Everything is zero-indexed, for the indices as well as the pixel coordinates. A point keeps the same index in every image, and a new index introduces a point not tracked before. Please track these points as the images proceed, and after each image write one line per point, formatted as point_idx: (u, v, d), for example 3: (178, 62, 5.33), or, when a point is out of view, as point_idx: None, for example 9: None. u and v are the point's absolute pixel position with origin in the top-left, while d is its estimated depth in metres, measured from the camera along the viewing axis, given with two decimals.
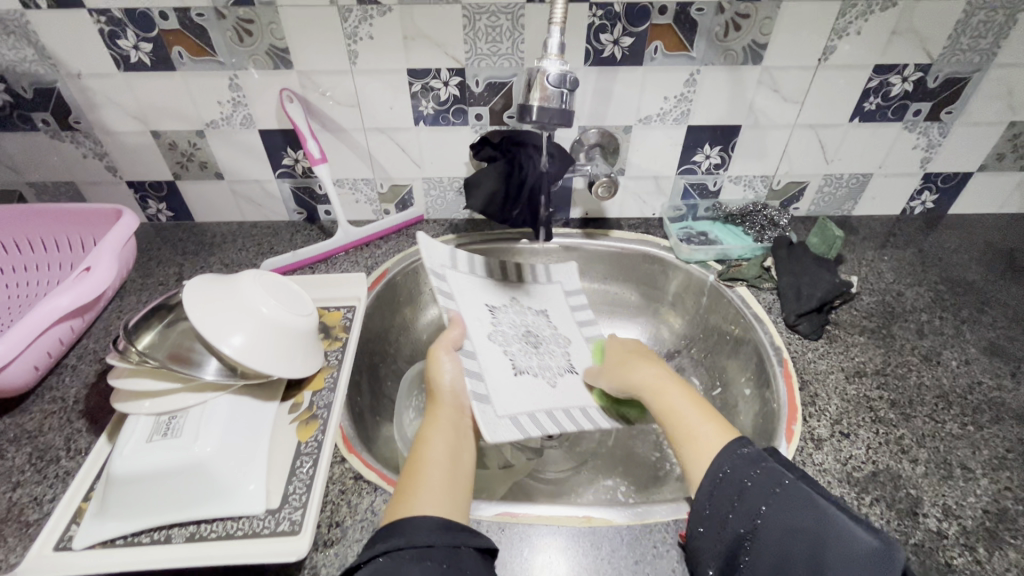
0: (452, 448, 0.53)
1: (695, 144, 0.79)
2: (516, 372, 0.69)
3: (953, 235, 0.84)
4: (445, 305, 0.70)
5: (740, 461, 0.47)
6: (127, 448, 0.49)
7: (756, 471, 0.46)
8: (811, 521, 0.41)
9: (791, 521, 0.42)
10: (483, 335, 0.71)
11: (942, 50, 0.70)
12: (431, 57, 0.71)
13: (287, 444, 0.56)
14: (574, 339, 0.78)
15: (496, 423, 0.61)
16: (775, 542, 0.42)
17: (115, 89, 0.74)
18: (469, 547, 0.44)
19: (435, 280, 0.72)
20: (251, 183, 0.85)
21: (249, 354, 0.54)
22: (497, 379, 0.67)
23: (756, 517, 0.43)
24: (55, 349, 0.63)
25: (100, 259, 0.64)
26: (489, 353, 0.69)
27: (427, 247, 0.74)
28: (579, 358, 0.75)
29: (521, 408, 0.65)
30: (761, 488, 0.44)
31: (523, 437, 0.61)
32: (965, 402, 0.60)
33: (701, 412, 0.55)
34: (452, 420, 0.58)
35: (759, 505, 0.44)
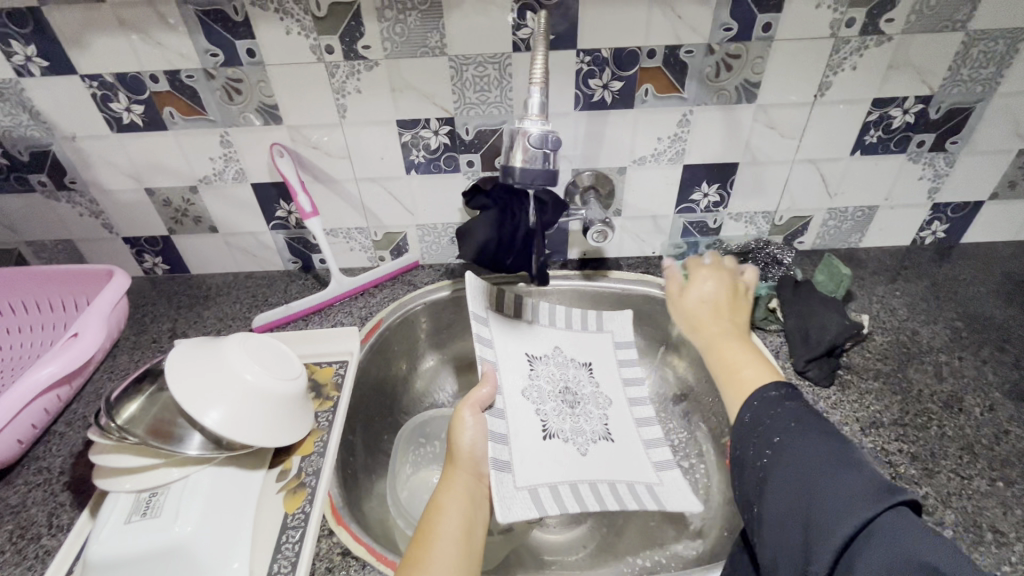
0: (467, 516, 0.52)
1: (692, 183, 0.77)
2: (545, 435, 0.69)
3: (967, 266, 0.81)
4: (483, 358, 0.71)
5: (766, 400, 0.45)
6: (105, 530, 0.47)
7: (777, 409, 0.44)
8: (823, 451, 0.39)
9: (802, 446, 0.40)
10: (516, 390, 0.71)
11: (942, 82, 0.68)
12: (420, 108, 0.71)
13: (273, 515, 0.54)
14: (618, 401, 0.75)
15: (513, 499, 0.60)
16: (786, 472, 0.39)
17: (108, 150, 0.75)
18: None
19: (476, 325, 0.73)
20: (245, 235, 0.85)
21: (231, 425, 0.52)
22: (524, 445, 0.66)
23: (769, 445, 0.42)
24: (42, 419, 0.62)
25: (88, 324, 0.63)
26: (519, 411, 0.70)
27: (472, 289, 0.75)
28: (620, 426, 0.73)
29: (543, 479, 0.64)
30: (779, 423, 0.43)
31: (538, 514, 0.60)
32: (992, 454, 0.56)
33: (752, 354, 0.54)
34: (469, 485, 0.56)
35: (773, 437, 0.42)
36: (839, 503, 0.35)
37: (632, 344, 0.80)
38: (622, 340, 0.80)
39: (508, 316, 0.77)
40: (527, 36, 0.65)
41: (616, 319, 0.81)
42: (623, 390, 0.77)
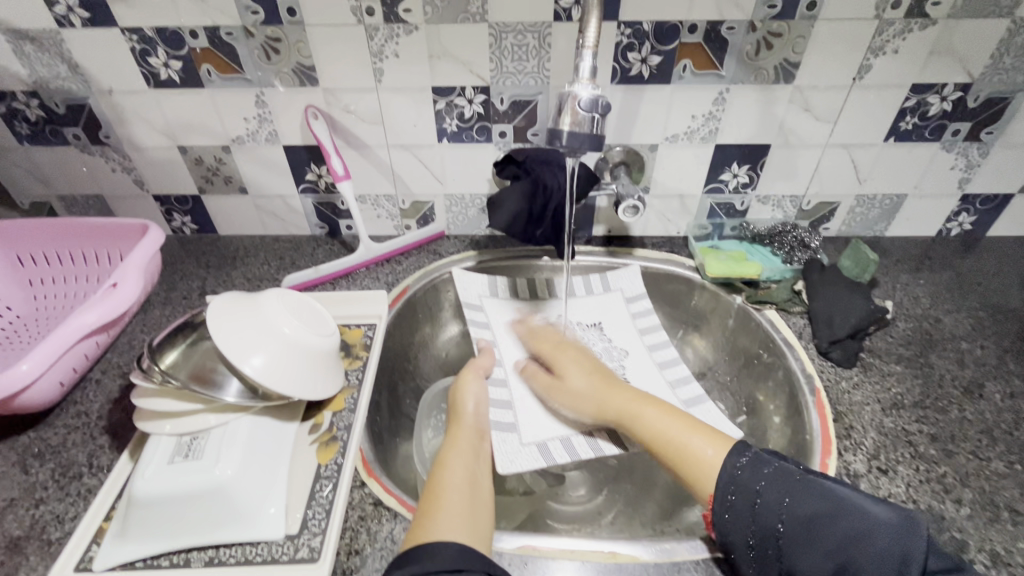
0: (471, 473, 0.53)
1: (723, 163, 0.77)
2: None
3: (992, 259, 0.81)
4: (478, 338, 0.76)
5: (747, 473, 0.49)
6: (149, 470, 0.49)
7: (763, 481, 0.48)
8: (828, 516, 0.44)
9: (810, 511, 0.45)
10: (518, 360, 0.74)
11: (984, 69, 0.67)
12: (456, 75, 0.71)
13: (307, 465, 0.56)
14: (635, 351, 0.76)
15: (517, 453, 0.63)
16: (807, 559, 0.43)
17: (144, 106, 0.75)
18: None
19: (470, 312, 0.79)
20: (275, 197, 0.86)
21: (270, 374, 0.53)
22: (530, 404, 0.69)
23: (778, 528, 0.45)
24: (81, 364, 0.64)
25: (126, 275, 0.64)
26: (523, 377, 0.72)
27: (462, 281, 0.81)
28: (637, 370, 0.74)
29: (552, 433, 0.66)
30: (774, 498, 0.47)
31: (546, 463, 0.63)
32: (1011, 439, 0.57)
33: (687, 424, 0.55)
34: (473, 446, 0.58)
35: (776, 523, 0.46)
36: (883, 554, 0.41)
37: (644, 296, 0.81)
38: (634, 295, 0.82)
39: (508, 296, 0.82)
40: (569, 5, 0.65)
41: (625, 277, 0.82)
42: (638, 339, 0.78)
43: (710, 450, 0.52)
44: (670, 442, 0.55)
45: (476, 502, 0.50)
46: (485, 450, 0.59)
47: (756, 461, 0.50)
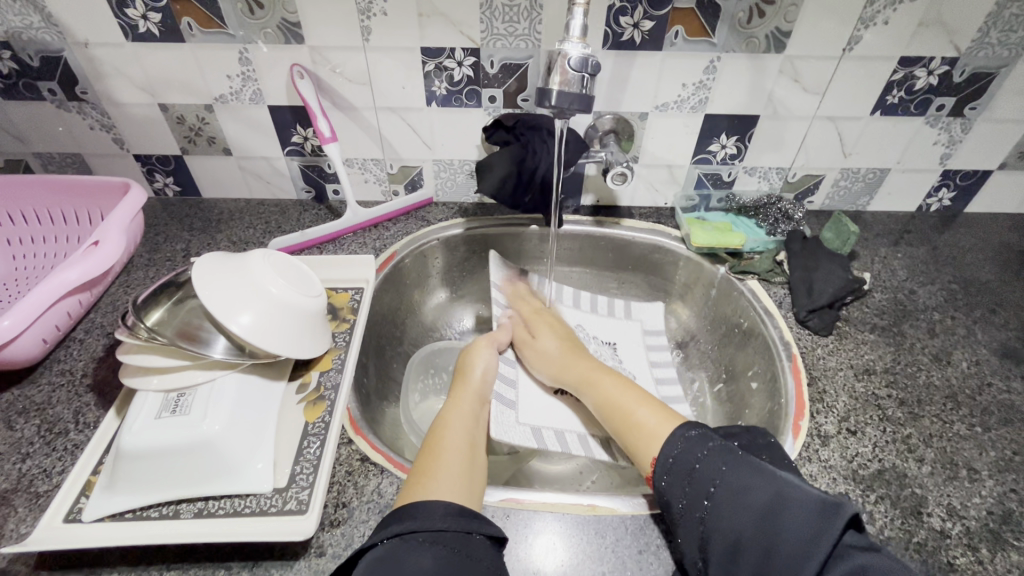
0: (468, 437, 0.55)
1: (711, 133, 0.78)
2: (556, 389, 0.72)
3: (968, 234, 0.83)
4: (501, 309, 0.76)
5: (692, 443, 0.47)
6: (137, 423, 0.49)
7: (706, 451, 0.45)
8: (758, 487, 0.41)
9: (741, 483, 0.42)
10: None
11: (971, 43, 0.68)
12: (446, 36, 0.69)
13: (294, 423, 0.57)
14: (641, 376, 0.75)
15: (510, 426, 0.64)
16: (727, 521, 0.41)
17: (122, 61, 0.73)
18: (476, 534, 0.44)
19: (495, 288, 0.79)
20: (259, 159, 0.84)
21: (257, 332, 0.54)
22: (536, 394, 0.70)
23: (708, 495, 0.43)
24: (63, 322, 0.63)
25: (108, 233, 0.63)
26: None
27: (495, 264, 0.81)
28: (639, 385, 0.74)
29: (549, 423, 0.67)
30: (712, 466, 0.44)
31: (535, 445, 0.64)
32: (974, 403, 0.60)
33: (642, 397, 0.56)
34: (473, 412, 0.59)
35: (709, 485, 0.43)
36: (797, 534, 0.37)
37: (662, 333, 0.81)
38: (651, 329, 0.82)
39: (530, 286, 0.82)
40: None
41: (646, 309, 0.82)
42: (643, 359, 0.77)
43: (659, 423, 0.52)
44: (624, 412, 0.56)
45: (471, 464, 0.52)
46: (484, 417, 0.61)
47: (701, 434, 0.47)
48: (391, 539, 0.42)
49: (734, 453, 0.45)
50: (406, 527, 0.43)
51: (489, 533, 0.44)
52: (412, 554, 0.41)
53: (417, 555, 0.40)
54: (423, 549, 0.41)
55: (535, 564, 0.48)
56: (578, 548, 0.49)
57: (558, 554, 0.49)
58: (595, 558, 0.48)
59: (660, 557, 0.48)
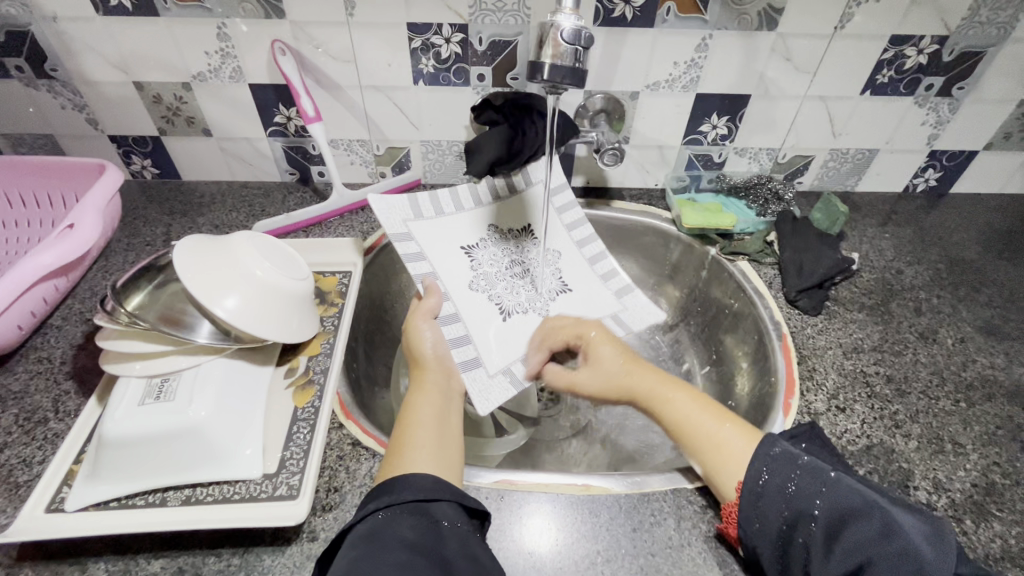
0: (439, 410, 0.53)
1: (702, 113, 0.77)
2: (503, 316, 0.70)
3: (953, 214, 0.84)
4: (419, 275, 0.68)
5: (776, 463, 0.45)
6: (119, 410, 0.48)
7: (797, 473, 0.43)
8: (865, 509, 0.39)
9: (846, 504, 0.40)
10: (464, 286, 0.70)
11: (961, 22, 0.68)
12: (433, 11, 0.67)
13: (283, 408, 0.55)
14: (566, 251, 0.76)
15: (488, 388, 0.62)
16: (840, 544, 0.38)
17: (93, 36, 0.69)
18: (459, 506, 0.43)
19: (401, 245, 0.69)
20: (241, 140, 0.82)
21: (243, 316, 0.52)
22: (480, 328, 0.67)
23: (811, 516, 0.41)
24: (38, 308, 0.61)
25: (84, 216, 0.61)
26: (472, 305, 0.69)
27: (383, 209, 0.69)
28: (572, 272, 0.75)
29: (510, 354, 0.67)
30: (810, 486, 0.42)
31: (517, 390, 0.63)
32: (959, 379, 0.61)
33: (714, 413, 0.51)
34: (438, 387, 0.57)
35: (812, 506, 0.41)
36: (909, 550, 0.36)
37: (567, 186, 0.78)
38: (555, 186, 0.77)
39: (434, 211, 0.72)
40: None
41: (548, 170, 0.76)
42: (568, 236, 0.77)
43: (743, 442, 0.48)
44: (700, 437, 0.50)
45: (447, 435, 0.51)
46: (455, 389, 0.59)
47: (785, 452, 0.45)
48: (375, 512, 0.42)
49: (820, 472, 0.43)
50: (388, 500, 0.43)
51: (462, 499, 0.44)
52: (394, 526, 0.40)
53: (399, 527, 0.40)
54: (404, 519, 0.41)
55: (530, 545, 0.48)
56: (572, 527, 0.49)
57: (553, 534, 0.49)
58: (590, 538, 0.48)
59: (654, 535, 0.49)
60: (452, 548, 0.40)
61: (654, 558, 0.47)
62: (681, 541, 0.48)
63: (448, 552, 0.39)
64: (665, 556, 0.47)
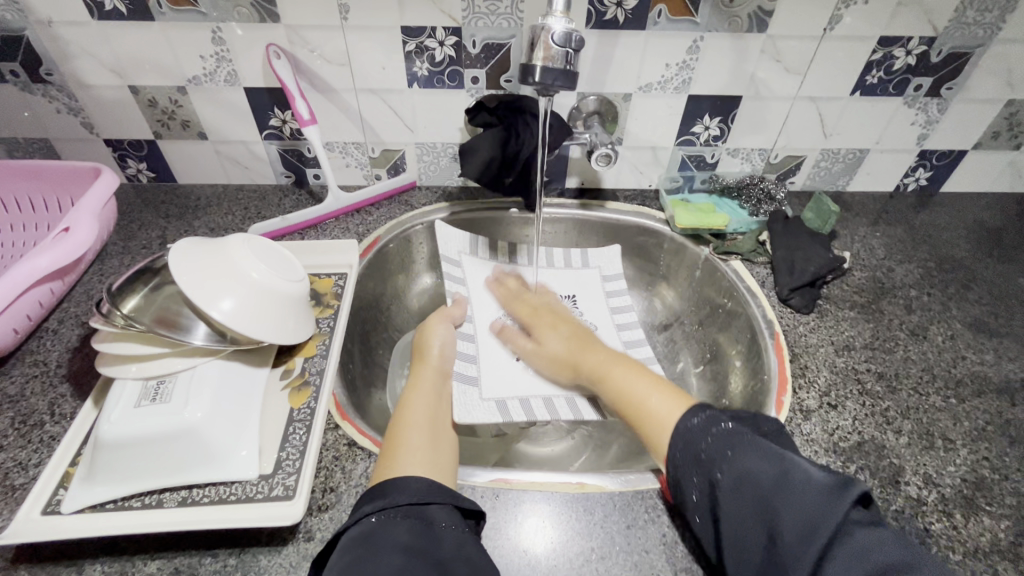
0: (431, 415, 0.54)
1: (694, 114, 0.77)
2: (517, 357, 0.70)
3: (943, 213, 0.85)
4: (453, 291, 0.75)
5: (695, 430, 0.46)
6: (115, 413, 0.48)
7: (710, 437, 0.45)
8: (764, 466, 0.40)
9: (746, 468, 0.41)
10: (489, 320, 0.73)
11: (948, 23, 0.69)
12: (427, 14, 0.68)
13: (280, 410, 0.56)
14: (604, 326, 0.76)
15: (475, 405, 0.63)
16: (736, 507, 0.40)
17: (88, 40, 0.70)
18: (454, 508, 0.44)
19: (448, 266, 0.77)
20: (236, 143, 0.82)
21: (238, 318, 0.53)
22: (493, 361, 0.69)
23: (716, 479, 0.42)
24: (34, 312, 0.61)
25: (79, 219, 0.61)
26: (492, 340, 0.71)
27: (443, 234, 0.79)
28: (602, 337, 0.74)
29: (513, 392, 0.66)
30: (716, 450, 0.43)
31: (501, 420, 0.63)
32: (949, 376, 0.62)
33: (652, 382, 0.55)
34: (433, 391, 0.58)
35: (716, 470, 0.43)
36: (796, 516, 0.37)
37: (621, 278, 0.81)
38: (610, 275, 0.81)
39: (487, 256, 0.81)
40: None
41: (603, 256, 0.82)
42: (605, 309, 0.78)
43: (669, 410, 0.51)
44: (637, 403, 0.54)
45: (439, 440, 0.52)
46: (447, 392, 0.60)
47: (711, 416, 0.46)
48: (369, 516, 0.42)
49: (738, 436, 0.44)
50: (381, 504, 0.42)
51: (457, 502, 0.44)
52: (388, 530, 0.40)
53: (392, 532, 0.40)
54: (398, 525, 0.41)
55: (525, 543, 0.48)
56: (567, 525, 0.50)
57: (548, 532, 0.49)
58: (585, 536, 0.49)
59: (648, 531, 0.49)
60: (447, 548, 0.40)
61: (648, 555, 0.48)
62: (675, 538, 0.49)
63: (441, 554, 0.40)
64: (659, 552, 0.48)
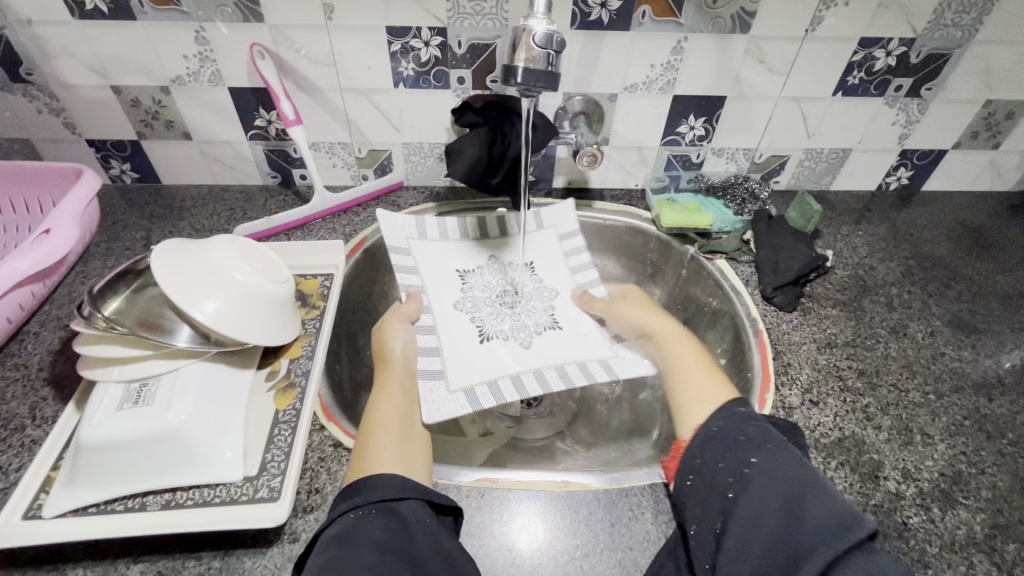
0: (402, 413, 0.55)
1: (680, 114, 0.78)
2: (483, 340, 0.71)
3: (924, 212, 0.86)
4: (405, 283, 0.72)
5: (738, 419, 0.47)
6: (97, 416, 0.48)
7: (750, 429, 0.45)
8: (800, 468, 0.41)
9: (781, 467, 0.41)
10: (448, 305, 0.73)
11: (927, 25, 0.70)
12: (412, 14, 0.68)
13: (264, 411, 0.56)
14: (564, 291, 0.77)
15: (442, 401, 0.61)
16: (758, 494, 0.40)
17: (69, 40, 0.69)
18: (424, 502, 0.44)
19: (397, 256, 0.74)
20: (221, 144, 0.81)
21: (223, 320, 0.52)
22: (455, 350, 0.68)
23: (746, 464, 0.42)
24: (15, 315, 0.61)
25: (60, 221, 0.61)
26: (453, 326, 0.71)
27: (387, 223, 0.75)
28: (565, 312, 0.75)
29: (477, 378, 0.66)
30: (755, 441, 0.44)
31: (472, 411, 0.62)
32: (928, 372, 0.63)
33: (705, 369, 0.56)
34: (401, 389, 0.58)
35: (749, 457, 0.43)
36: (819, 522, 0.37)
37: (577, 234, 0.81)
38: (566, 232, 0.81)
39: (436, 238, 0.78)
40: None
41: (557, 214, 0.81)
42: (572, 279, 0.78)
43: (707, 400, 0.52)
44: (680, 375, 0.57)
45: (407, 436, 0.52)
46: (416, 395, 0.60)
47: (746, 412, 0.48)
48: (346, 513, 0.42)
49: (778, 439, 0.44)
50: (356, 501, 0.43)
51: (432, 498, 0.45)
52: (363, 528, 0.40)
53: (369, 527, 0.40)
54: (375, 520, 0.41)
55: (510, 542, 0.49)
56: (552, 523, 0.50)
57: (533, 530, 0.49)
58: (570, 534, 0.49)
59: (632, 529, 0.50)
60: (421, 546, 0.40)
61: (632, 552, 0.48)
62: (658, 535, 0.49)
63: (418, 550, 0.40)
64: (643, 549, 0.48)
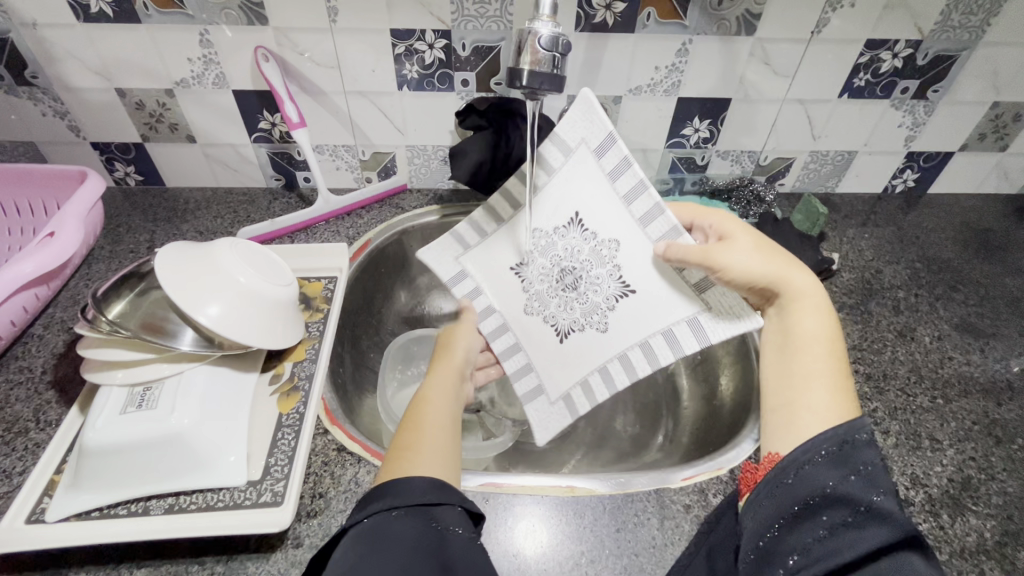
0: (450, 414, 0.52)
1: (684, 117, 0.78)
2: (561, 339, 0.60)
3: (931, 214, 0.86)
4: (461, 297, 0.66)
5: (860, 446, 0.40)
6: (101, 420, 0.48)
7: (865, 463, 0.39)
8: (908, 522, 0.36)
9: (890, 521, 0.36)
10: (518, 310, 0.63)
11: (934, 26, 0.69)
12: (415, 17, 0.68)
13: (268, 415, 0.55)
14: (625, 237, 0.53)
15: (549, 417, 0.60)
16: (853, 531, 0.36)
17: (74, 43, 0.69)
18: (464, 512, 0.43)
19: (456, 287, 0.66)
20: (225, 147, 0.81)
21: (227, 323, 0.52)
22: (544, 355, 0.61)
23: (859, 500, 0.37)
24: (19, 318, 0.61)
25: (64, 223, 0.61)
26: (532, 331, 0.62)
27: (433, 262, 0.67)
28: (637, 268, 0.53)
29: (574, 378, 0.59)
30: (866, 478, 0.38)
31: (574, 419, 0.58)
32: (936, 376, 0.62)
33: (832, 375, 0.47)
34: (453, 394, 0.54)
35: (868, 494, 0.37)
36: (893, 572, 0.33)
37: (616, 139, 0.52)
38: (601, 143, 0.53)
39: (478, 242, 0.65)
40: None
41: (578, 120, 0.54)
42: (625, 213, 0.53)
43: (826, 418, 0.44)
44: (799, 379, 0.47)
45: (449, 438, 0.49)
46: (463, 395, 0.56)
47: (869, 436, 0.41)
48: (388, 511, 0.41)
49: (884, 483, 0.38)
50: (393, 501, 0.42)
51: (468, 506, 0.43)
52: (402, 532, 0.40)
53: (400, 530, 0.40)
54: (407, 522, 0.40)
55: (514, 548, 0.48)
56: (557, 529, 0.50)
57: (537, 535, 0.49)
58: (574, 539, 0.49)
59: (637, 534, 0.49)
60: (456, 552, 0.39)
61: (637, 558, 0.48)
62: (664, 541, 0.49)
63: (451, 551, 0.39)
64: (649, 556, 0.48)
